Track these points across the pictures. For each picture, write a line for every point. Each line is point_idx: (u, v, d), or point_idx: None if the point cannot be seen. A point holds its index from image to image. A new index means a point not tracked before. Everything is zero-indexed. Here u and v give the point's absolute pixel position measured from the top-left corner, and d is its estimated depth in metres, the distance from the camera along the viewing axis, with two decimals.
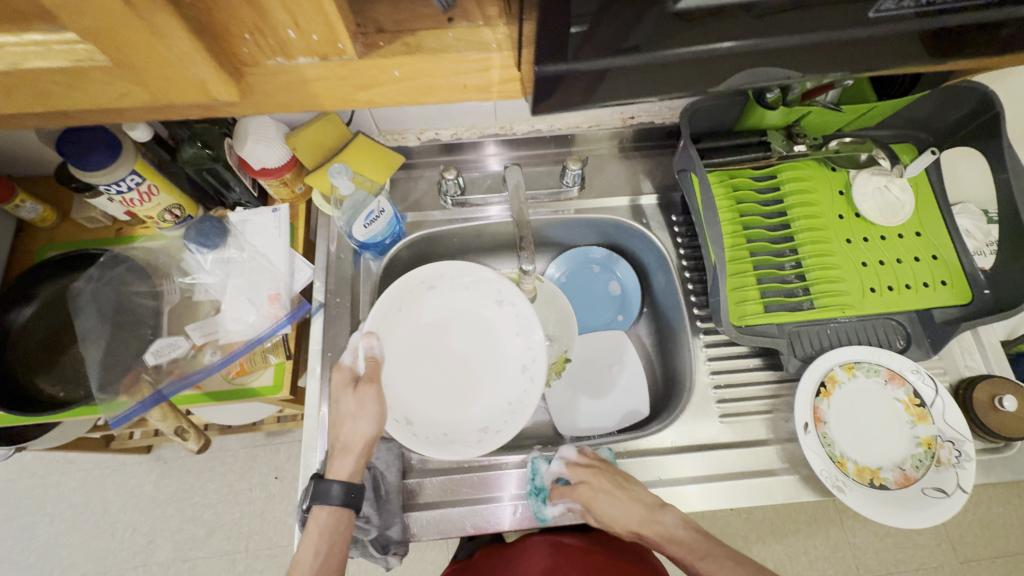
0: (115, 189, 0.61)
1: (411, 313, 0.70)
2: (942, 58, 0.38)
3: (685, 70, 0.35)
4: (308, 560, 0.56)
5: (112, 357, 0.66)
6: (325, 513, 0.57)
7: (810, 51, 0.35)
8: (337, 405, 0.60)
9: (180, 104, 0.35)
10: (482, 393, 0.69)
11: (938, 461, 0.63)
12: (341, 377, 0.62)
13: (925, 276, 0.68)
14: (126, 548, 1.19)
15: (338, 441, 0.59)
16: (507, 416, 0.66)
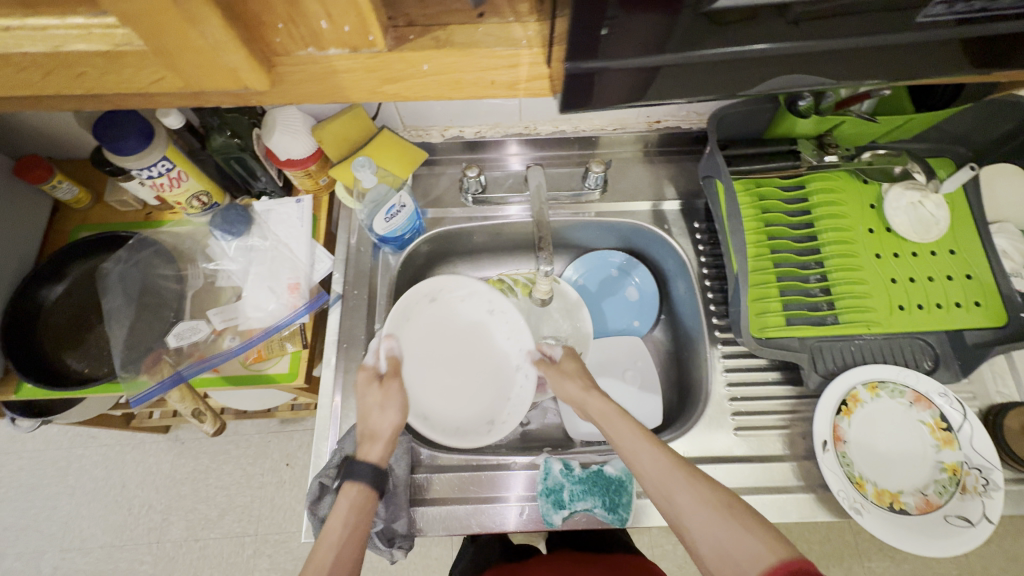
0: (146, 174, 0.63)
1: (417, 326, 0.69)
2: (989, 68, 0.36)
3: (713, 72, 0.34)
4: (335, 533, 0.52)
5: (136, 337, 0.68)
6: (353, 487, 0.55)
7: (850, 58, 0.34)
8: (361, 396, 0.62)
9: (212, 90, 0.35)
10: (485, 391, 0.69)
11: (963, 488, 0.60)
12: (366, 374, 0.63)
13: (958, 295, 0.66)
14: (142, 523, 1.22)
15: (365, 428, 0.60)
16: (509, 407, 0.67)
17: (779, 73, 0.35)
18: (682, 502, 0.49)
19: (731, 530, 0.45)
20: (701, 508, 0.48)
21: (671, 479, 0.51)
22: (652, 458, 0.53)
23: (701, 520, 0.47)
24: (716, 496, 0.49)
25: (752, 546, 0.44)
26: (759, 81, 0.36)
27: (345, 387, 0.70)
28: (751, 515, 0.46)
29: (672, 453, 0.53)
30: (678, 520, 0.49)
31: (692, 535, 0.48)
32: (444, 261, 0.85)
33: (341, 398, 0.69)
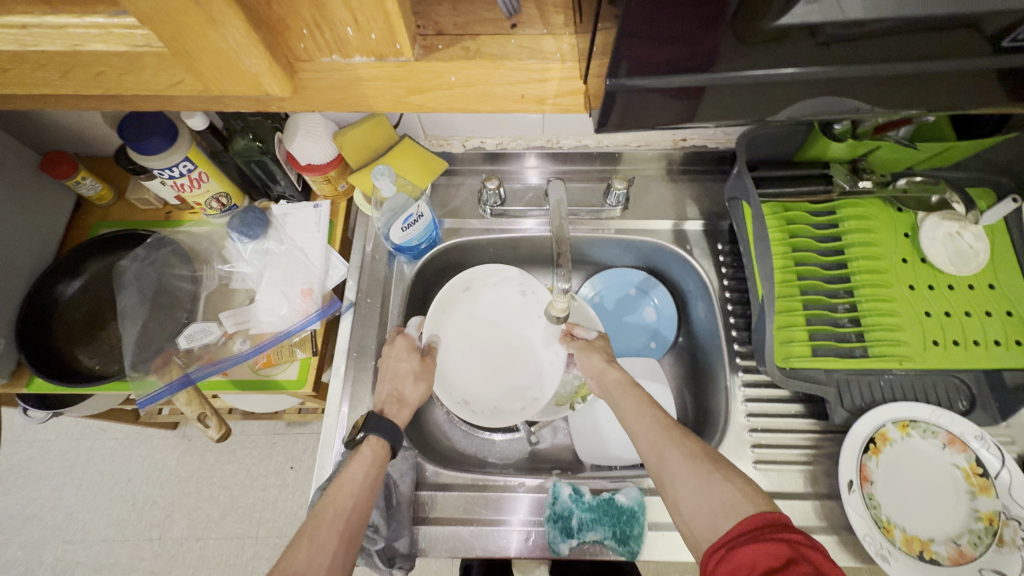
0: (168, 174, 0.63)
1: (454, 316, 0.72)
2: None
3: (743, 95, 0.31)
4: (356, 483, 0.52)
5: (147, 337, 0.67)
6: (373, 442, 0.56)
7: (887, 84, 0.31)
8: (393, 362, 0.64)
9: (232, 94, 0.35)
10: (518, 372, 0.71)
11: (1000, 540, 0.56)
12: (405, 343, 0.66)
13: (996, 333, 0.62)
14: (144, 519, 1.22)
15: (392, 391, 0.62)
16: (542, 384, 0.70)
17: (810, 96, 0.32)
18: (670, 458, 0.51)
19: (709, 482, 0.48)
20: (685, 463, 0.50)
21: (663, 439, 0.53)
22: (647, 424, 0.56)
23: (684, 473, 0.50)
24: (703, 454, 0.51)
25: (726, 495, 0.46)
26: (786, 104, 0.33)
27: (353, 396, 0.69)
28: (732, 470, 0.48)
29: (669, 420, 0.56)
30: (663, 475, 0.51)
31: (674, 487, 0.50)
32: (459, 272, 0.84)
33: (347, 408, 0.68)
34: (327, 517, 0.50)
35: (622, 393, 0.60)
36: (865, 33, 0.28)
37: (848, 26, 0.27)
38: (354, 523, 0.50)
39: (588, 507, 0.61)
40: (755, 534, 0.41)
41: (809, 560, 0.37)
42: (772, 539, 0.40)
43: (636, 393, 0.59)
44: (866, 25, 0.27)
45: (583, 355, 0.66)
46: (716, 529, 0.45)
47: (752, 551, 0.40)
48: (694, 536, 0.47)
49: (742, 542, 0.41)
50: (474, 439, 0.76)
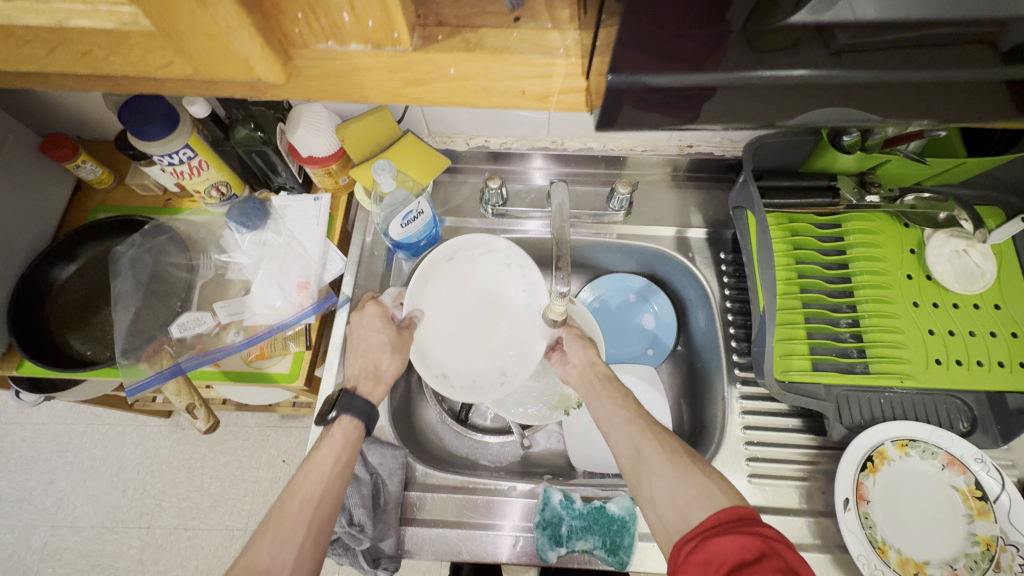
0: (167, 160, 0.62)
1: (437, 286, 0.71)
2: None
3: (767, 97, 0.29)
4: (325, 470, 0.52)
5: (140, 325, 0.67)
6: (345, 426, 0.55)
7: (905, 95, 0.29)
8: (365, 332, 0.62)
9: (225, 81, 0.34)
10: (500, 346, 0.70)
11: (997, 565, 0.55)
12: (377, 310, 0.63)
13: (1000, 354, 0.61)
14: (134, 507, 1.21)
15: (367, 365, 0.60)
16: (523, 361, 0.69)
17: (818, 103, 0.30)
18: (647, 449, 0.51)
19: (687, 476, 0.48)
20: (661, 454, 0.50)
21: (641, 430, 0.53)
22: (629, 416, 0.54)
23: (661, 465, 0.49)
24: (679, 449, 0.51)
25: (702, 488, 0.46)
26: (798, 112, 0.31)
27: None
28: (709, 466, 0.49)
29: (646, 415, 0.55)
30: (637, 466, 0.51)
31: (649, 478, 0.49)
32: None
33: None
34: (294, 507, 0.50)
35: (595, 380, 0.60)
36: (882, 43, 0.26)
37: (864, 32, 0.26)
38: (327, 512, 0.50)
39: (577, 514, 0.60)
40: (729, 528, 0.41)
41: (779, 555, 0.38)
42: (747, 532, 0.40)
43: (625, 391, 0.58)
44: (876, 33, 0.26)
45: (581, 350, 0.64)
46: (690, 521, 0.45)
47: (729, 543, 0.40)
48: (665, 528, 0.47)
49: (714, 534, 0.41)
50: (468, 441, 0.75)
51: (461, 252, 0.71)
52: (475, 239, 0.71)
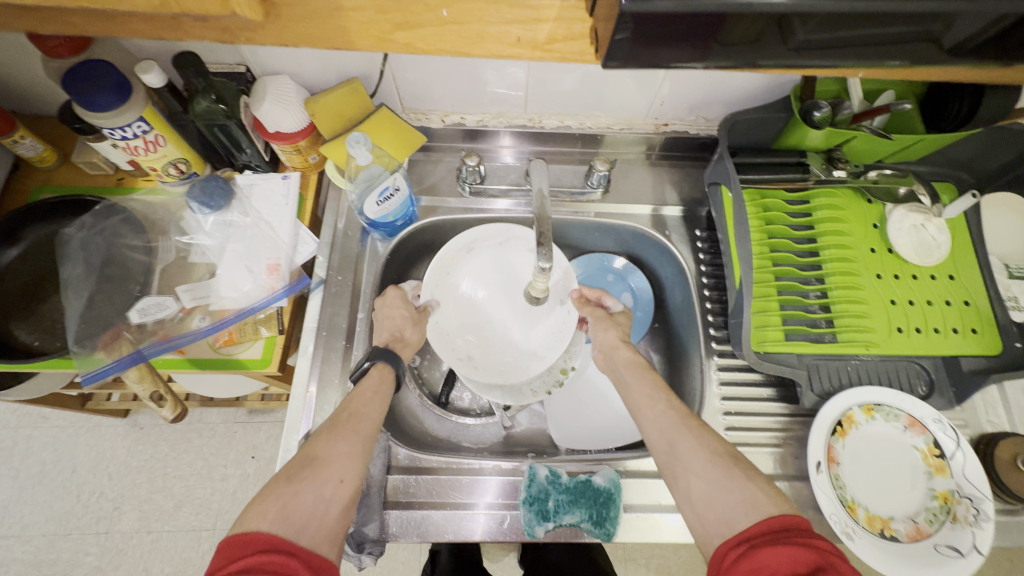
0: (119, 135, 0.58)
1: (456, 279, 0.73)
2: (1013, 58, 0.34)
3: (727, 31, 0.30)
4: (368, 398, 0.58)
5: (94, 311, 0.62)
6: (381, 368, 0.61)
7: (847, 22, 0.30)
8: (388, 310, 0.66)
9: (193, 13, 0.35)
10: (530, 331, 0.71)
11: (954, 517, 0.59)
12: (398, 295, 0.68)
13: (954, 321, 0.65)
14: (90, 512, 1.14)
15: (394, 333, 0.65)
16: (554, 343, 0.71)
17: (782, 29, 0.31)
18: (683, 447, 0.52)
19: (730, 477, 0.48)
20: (702, 455, 0.51)
21: (678, 427, 0.54)
22: (662, 411, 0.57)
23: (701, 466, 0.50)
24: (721, 448, 0.51)
25: (747, 494, 0.46)
26: (773, 54, 0.33)
27: (322, 376, 0.66)
28: (753, 470, 0.49)
29: (683, 409, 0.57)
30: (674, 463, 0.52)
31: (686, 475, 0.51)
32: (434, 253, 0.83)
33: (316, 388, 0.65)
34: (343, 419, 0.54)
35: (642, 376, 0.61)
36: None
37: None
38: (371, 429, 0.55)
39: (563, 489, 0.61)
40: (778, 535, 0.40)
41: (831, 564, 0.37)
42: (795, 542, 0.39)
43: (647, 375, 0.62)
44: None
45: (601, 328, 0.69)
46: (733, 525, 0.45)
47: (777, 554, 0.39)
48: (706, 529, 0.47)
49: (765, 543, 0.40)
50: (448, 423, 0.74)
51: (479, 244, 0.73)
52: (491, 230, 0.73)
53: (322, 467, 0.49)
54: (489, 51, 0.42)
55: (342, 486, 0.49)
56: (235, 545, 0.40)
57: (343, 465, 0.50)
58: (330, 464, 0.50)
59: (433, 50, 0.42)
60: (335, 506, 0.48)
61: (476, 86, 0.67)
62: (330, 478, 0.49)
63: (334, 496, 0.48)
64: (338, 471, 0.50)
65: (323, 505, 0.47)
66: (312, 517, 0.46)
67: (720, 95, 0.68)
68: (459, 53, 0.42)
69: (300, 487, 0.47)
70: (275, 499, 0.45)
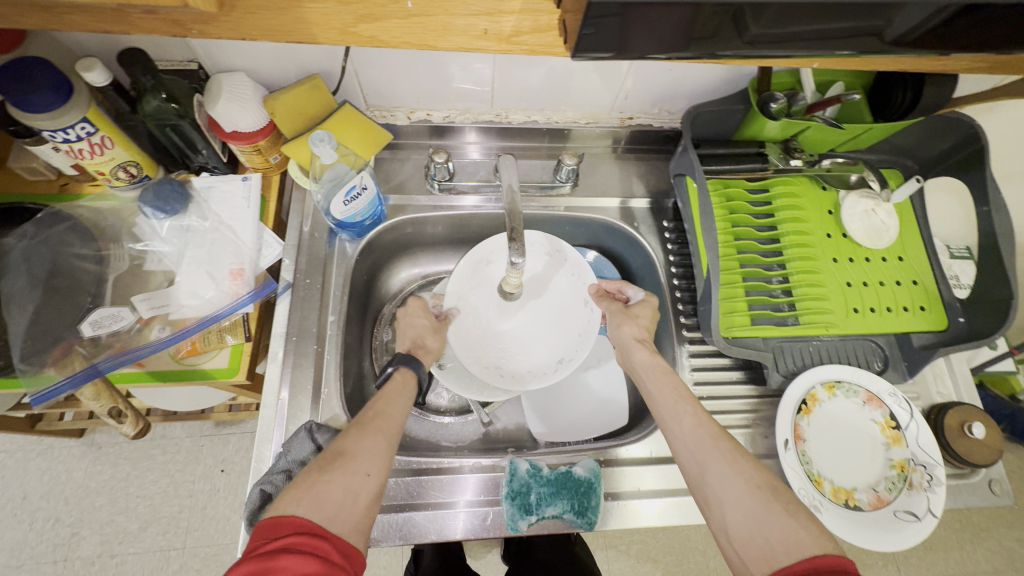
0: (61, 137, 0.54)
1: (477, 289, 0.71)
2: (948, 49, 0.36)
3: (686, 23, 0.31)
4: (392, 397, 0.56)
5: (41, 327, 0.57)
6: (405, 372, 0.59)
7: (798, 14, 0.31)
8: (411, 318, 0.66)
9: (141, 5, 0.33)
10: (556, 337, 0.70)
11: (910, 484, 0.62)
12: (421, 303, 0.67)
13: (905, 300, 0.68)
14: (46, 540, 1.08)
15: (415, 340, 0.64)
16: (581, 345, 0.69)
17: (738, 21, 0.32)
18: (715, 474, 0.50)
19: (769, 512, 0.46)
20: (739, 484, 0.48)
21: (709, 450, 0.51)
22: (695, 427, 0.53)
23: (738, 497, 0.48)
24: (759, 477, 0.48)
25: (790, 533, 0.44)
26: (729, 48, 0.35)
27: (295, 380, 0.64)
28: (795, 504, 0.46)
29: (714, 427, 0.53)
30: (707, 491, 0.50)
31: (719, 506, 0.49)
32: (404, 252, 0.81)
33: (288, 393, 0.63)
34: (369, 418, 0.53)
35: (665, 391, 0.58)
36: None
37: None
38: (395, 427, 0.53)
39: (546, 482, 0.61)
40: None
41: None
42: None
43: (670, 381, 0.59)
44: None
45: (614, 324, 0.66)
46: (773, 564, 0.43)
47: None
48: (743, 560, 0.46)
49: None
50: (426, 423, 0.74)
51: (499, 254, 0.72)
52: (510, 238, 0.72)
53: (350, 460, 0.48)
54: (454, 44, 0.41)
55: (369, 480, 0.47)
56: (270, 527, 0.41)
57: (371, 458, 0.49)
58: (358, 456, 0.48)
59: (398, 42, 0.41)
60: (363, 498, 0.46)
61: (441, 81, 0.66)
62: (358, 471, 0.47)
63: (362, 488, 0.47)
64: (365, 464, 0.48)
65: (351, 497, 0.46)
66: (342, 506, 0.45)
67: (682, 88, 0.69)
68: (424, 46, 0.42)
69: (331, 478, 0.46)
70: (308, 487, 0.45)
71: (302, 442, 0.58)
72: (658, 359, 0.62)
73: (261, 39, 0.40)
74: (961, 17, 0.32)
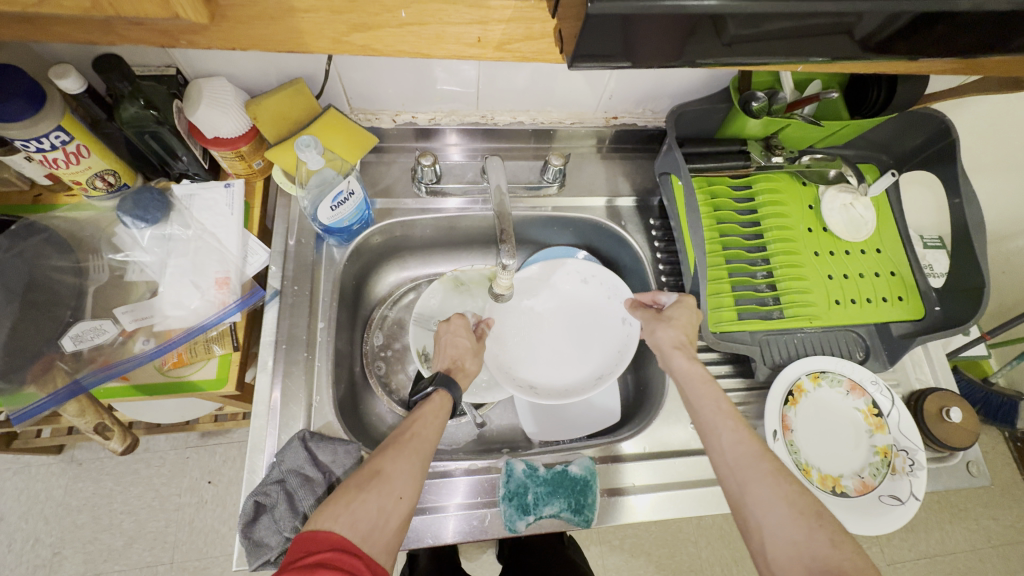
0: (34, 146, 0.53)
1: (516, 313, 0.75)
2: (927, 53, 0.38)
3: (680, 29, 0.32)
4: (428, 419, 0.56)
5: (19, 342, 0.54)
6: (443, 395, 0.59)
7: (789, 20, 0.32)
8: (452, 337, 0.65)
9: (129, 16, 0.33)
10: (597, 354, 0.73)
11: (893, 469, 0.64)
12: (462, 322, 0.67)
13: (884, 291, 0.71)
14: (26, 561, 1.05)
15: (454, 361, 0.64)
16: (620, 360, 0.71)
17: (729, 27, 0.32)
18: (757, 495, 0.50)
19: (812, 538, 0.46)
20: (781, 506, 0.49)
21: (750, 469, 0.52)
22: (738, 443, 0.54)
23: (780, 519, 0.48)
24: (801, 501, 0.49)
25: (832, 561, 0.44)
26: (717, 54, 0.36)
27: (287, 386, 0.63)
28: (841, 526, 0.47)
29: (758, 444, 0.54)
30: (745, 509, 0.51)
31: (760, 527, 0.49)
32: (393, 256, 0.81)
33: (280, 391, 0.63)
34: (403, 438, 0.53)
35: (706, 403, 0.58)
36: None
37: None
38: (428, 450, 0.53)
39: (543, 482, 0.62)
40: None
41: None
42: None
43: (713, 395, 0.58)
44: None
45: (650, 330, 0.66)
46: None
47: None
48: None
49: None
50: None
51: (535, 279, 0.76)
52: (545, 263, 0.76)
53: (385, 481, 0.48)
54: (448, 51, 0.42)
55: (401, 503, 0.48)
56: (308, 540, 0.42)
57: (404, 482, 0.49)
58: (393, 479, 0.48)
59: (391, 50, 0.41)
60: (394, 520, 0.47)
61: (425, 84, 0.66)
62: (392, 493, 0.48)
63: (394, 511, 0.47)
64: (398, 487, 0.48)
65: (384, 519, 0.46)
66: (373, 528, 0.45)
67: (666, 88, 0.70)
68: (418, 54, 0.42)
69: (366, 496, 0.46)
70: (346, 503, 0.46)
71: (296, 451, 0.58)
72: (698, 368, 0.62)
73: (252, 48, 0.39)
74: (940, 24, 0.34)
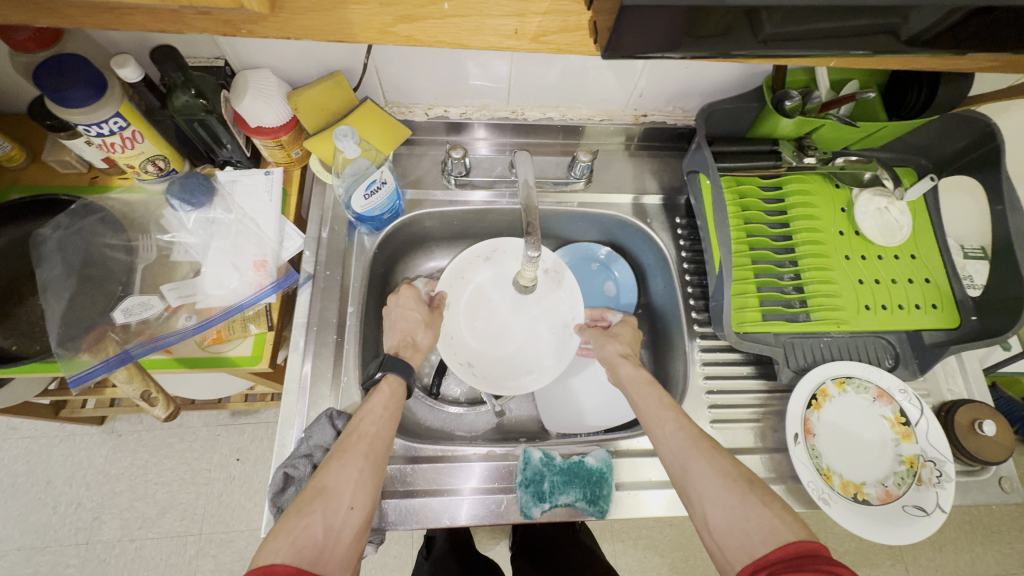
0: (95, 131, 0.56)
1: (471, 281, 0.75)
2: (967, 49, 0.37)
3: (716, 22, 0.32)
4: (377, 414, 0.58)
5: (74, 314, 0.60)
6: (393, 380, 0.62)
7: (825, 15, 0.32)
8: (402, 311, 0.68)
9: (199, 6, 0.35)
10: (536, 347, 0.74)
11: (919, 479, 0.63)
12: (412, 293, 0.69)
13: (917, 298, 0.69)
14: (69, 524, 1.11)
15: (405, 337, 0.66)
16: (554, 363, 0.73)
17: (765, 22, 0.33)
18: (696, 471, 0.51)
19: (747, 504, 0.47)
20: (717, 479, 0.50)
21: (690, 450, 0.53)
22: (674, 428, 0.56)
23: (717, 491, 0.49)
24: (736, 472, 0.50)
25: (765, 522, 0.45)
26: (749, 49, 0.36)
27: (318, 362, 0.66)
28: (768, 493, 0.48)
29: (693, 428, 0.55)
30: (689, 489, 0.51)
31: (702, 503, 0.50)
32: (420, 247, 0.83)
33: (311, 366, 0.66)
34: (352, 441, 0.55)
35: (649, 400, 0.60)
36: None
37: None
38: (381, 448, 0.55)
39: (559, 471, 0.63)
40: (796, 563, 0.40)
41: None
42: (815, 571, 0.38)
43: (654, 392, 0.60)
44: None
45: (599, 344, 0.70)
46: (753, 554, 0.44)
47: None
48: (724, 553, 0.47)
49: (783, 569, 0.40)
50: (440, 414, 0.76)
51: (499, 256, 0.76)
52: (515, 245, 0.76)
53: (331, 496, 0.49)
54: (485, 43, 0.43)
55: (353, 513, 0.49)
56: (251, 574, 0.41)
57: (353, 492, 0.51)
58: (339, 491, 0.50)
59: (433, 41, 0.43)
60: (346, 534, 0.48)
61: (459, 78, 0.67)
62: (340, 506, 0.49)
63: (345, 523, 0.48)
64: (347, 498, 0.50)
65: (333, 535, 0.47)
66: (324, 545, 0.46)
67: (697, 86, 0.70)
68: (456, 45, 0.43)
69: (310, 519, 0.47)
70: (287, 529, 0.46)
71: (323, 428, 0.60)
72: (642, 372, 0.64)
73: (304, 38, 0.41)
74: (980, 20, 0.33)
